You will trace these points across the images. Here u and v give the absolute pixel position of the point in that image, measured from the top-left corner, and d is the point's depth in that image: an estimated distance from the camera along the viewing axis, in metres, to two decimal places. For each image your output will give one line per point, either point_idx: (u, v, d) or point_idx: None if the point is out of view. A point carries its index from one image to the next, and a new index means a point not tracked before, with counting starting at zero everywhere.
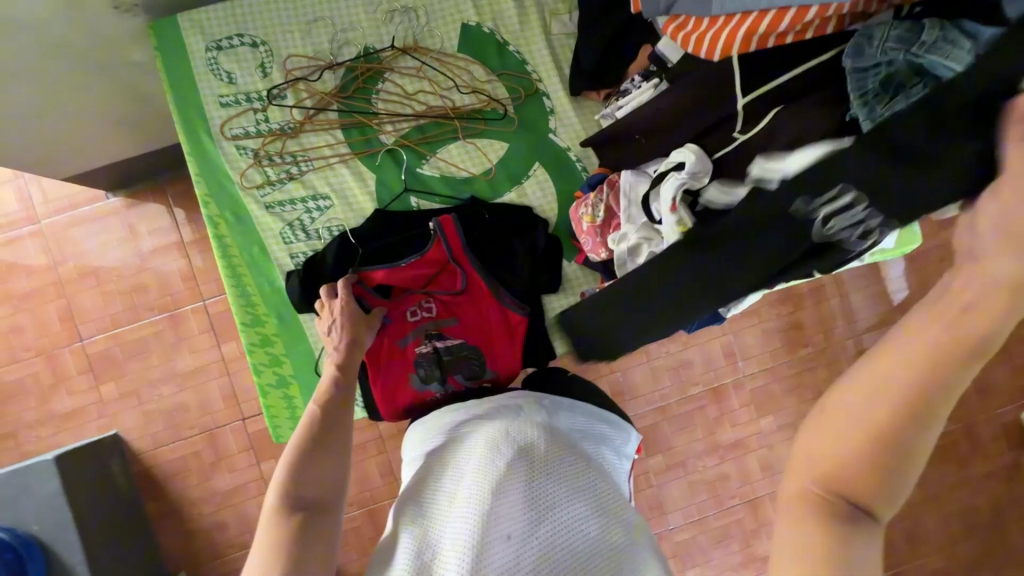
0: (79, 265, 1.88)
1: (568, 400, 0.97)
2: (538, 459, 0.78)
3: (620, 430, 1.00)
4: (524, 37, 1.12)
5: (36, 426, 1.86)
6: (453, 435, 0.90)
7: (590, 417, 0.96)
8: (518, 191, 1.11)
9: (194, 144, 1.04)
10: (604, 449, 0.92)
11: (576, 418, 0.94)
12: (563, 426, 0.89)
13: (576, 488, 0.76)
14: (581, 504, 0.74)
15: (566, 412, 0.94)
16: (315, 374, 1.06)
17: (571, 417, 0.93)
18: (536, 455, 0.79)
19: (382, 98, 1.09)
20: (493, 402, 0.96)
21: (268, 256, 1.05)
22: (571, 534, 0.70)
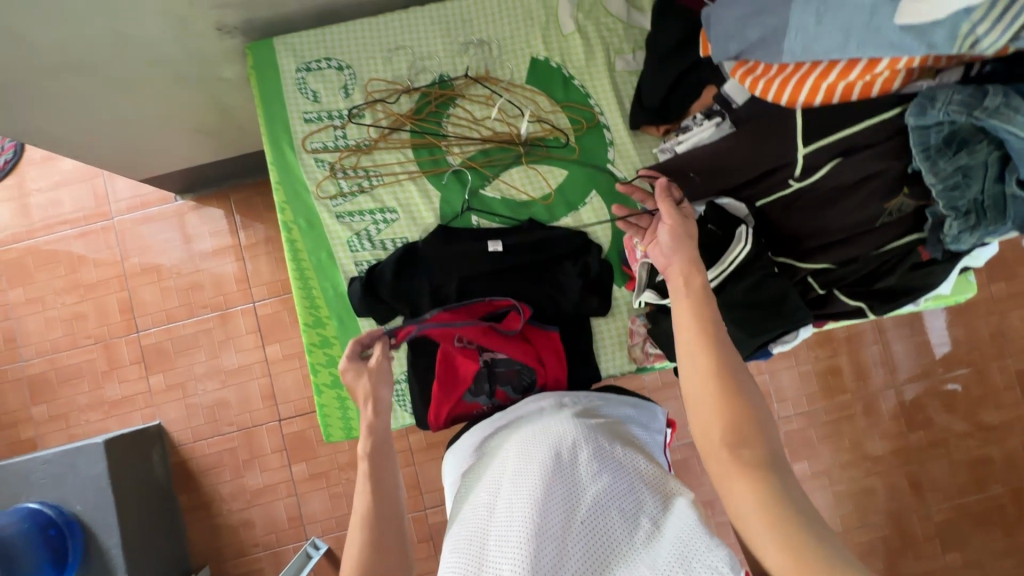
0: (142, 260, 2.00)
1: (591, 394, 1.00)
2: (564, 449, 0.81)
3: (643, 408, 1.01)
4: (590, 73, 1.17)
5: (86, 409, 1.96)
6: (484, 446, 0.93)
7: (616, 403, 0.99)
8: (575, 217, 1.15)
9: (278, 155, 1.12)
10: (633, 427, 0.94)
11: (602, 408, 0.96)
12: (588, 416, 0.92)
13: (608, 466, 0.78)
14: (614, 481, 0.76)
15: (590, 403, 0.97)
16: None
17: (597, 408, 0.96)
18: (563, 445, 0.82)
19: (452, 122, 1.16)
20: (517, 409, 1.00)
21: (335, 263, 1.12)
22: (610, 512, 0.72)
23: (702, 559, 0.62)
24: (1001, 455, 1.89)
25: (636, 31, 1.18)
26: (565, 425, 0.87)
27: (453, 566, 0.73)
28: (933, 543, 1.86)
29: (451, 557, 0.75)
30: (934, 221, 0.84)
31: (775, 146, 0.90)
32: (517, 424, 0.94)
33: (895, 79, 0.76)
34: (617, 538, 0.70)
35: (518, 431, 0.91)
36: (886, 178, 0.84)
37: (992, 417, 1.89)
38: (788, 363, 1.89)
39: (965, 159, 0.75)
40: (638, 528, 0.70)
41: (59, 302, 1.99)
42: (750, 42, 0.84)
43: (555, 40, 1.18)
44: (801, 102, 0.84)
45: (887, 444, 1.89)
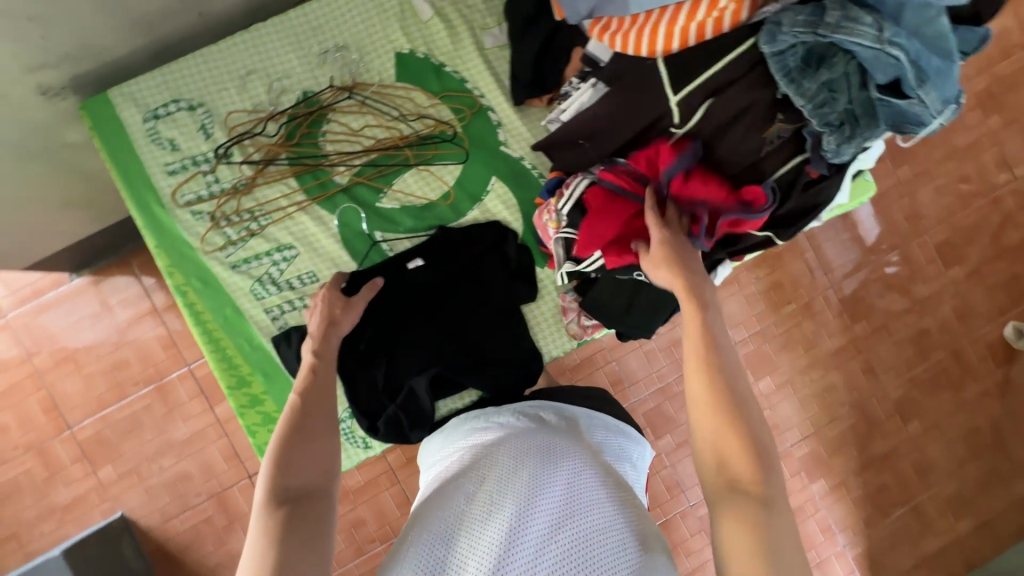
0: (54, 352, 1.84)
1: (586, 412, 1.01)
2: (557, 466, 0.80)
3: (633, 444, 1.02)
4: (460, 56, 1.12)
5: (38, 522, 1.82)
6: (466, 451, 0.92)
7: (609, 431, 0.99)
8: (481, 209, 1.11)
9: (149, 218, 1.03)
10: (623, 464, 0.95)
11: (596, 435, 0.96)
12: (585, 440, 0.92)
13: (596, 492, 0.78)
14: (601, 506, 0.75)
15: (583, 426, 0.97)
16: None
17: (593, 431, 0.97)
18: (557, 462, 0.81)
19: (329, 139, 1.08)
20: (510, 411, 1.00)
21: (244, 316, 1.04)
22: (591, 536, 0.71)
23: None
24: (936, 323, 2.02)
25: (496, 3, 1.13)
26: (561, 443, 0.87)
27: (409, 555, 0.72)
28: (895, 419, 2.00)
29: (412, 544, 0.73)
30: (812, 141, 0.85)
31: (651, 98, 0.89)
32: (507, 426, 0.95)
33: (740, 9, 0.78)
34: (594, 555, 0.68)
35: (511, 433, 0.91)
36: (757, 109, 0.85)
37: (921, 290, 2.02)
38: (731, 290, 1.95)
39: (826, 75, 0.76)
40: (617, 554, 0.69)
41: None
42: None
43: (416, 29, 1.11)
44: (660, 51, 0.83)
45: (835, 342, 1.99)
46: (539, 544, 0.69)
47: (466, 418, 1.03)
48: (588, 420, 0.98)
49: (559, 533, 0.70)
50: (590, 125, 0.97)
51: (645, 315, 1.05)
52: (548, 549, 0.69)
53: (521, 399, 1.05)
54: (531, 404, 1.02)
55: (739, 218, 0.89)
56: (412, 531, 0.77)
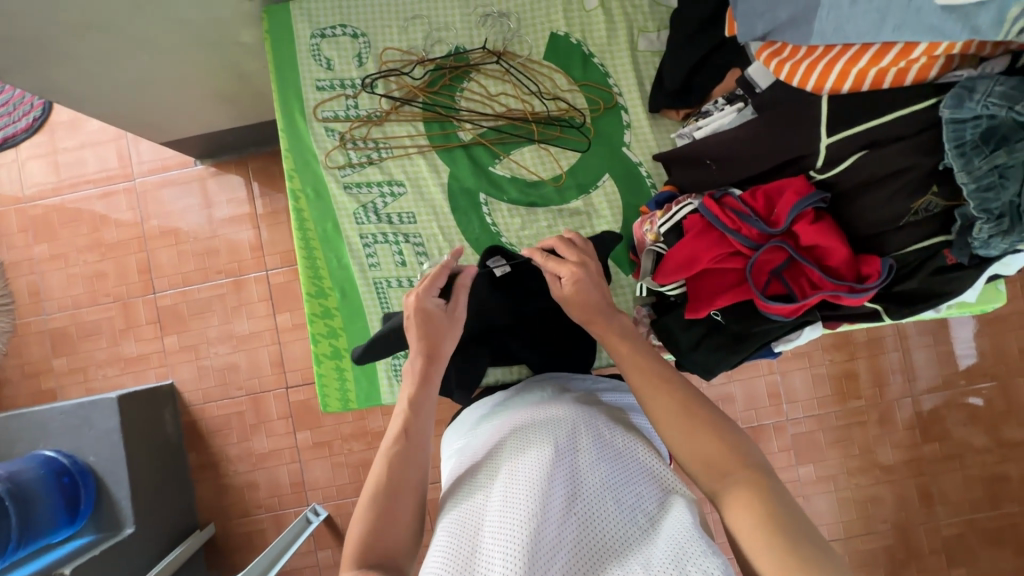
0: (161, 224, 2.03)
1: (592, 378, 1.03)
2: (564, 436, 0.81)
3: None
4: (611, 51, 1.13)
5: (103, 365, 2.02)
6: (482, 426, 0.94)
7: (619, 391, 0.99)
8: (585, 201, 1.12)
9: (290, 123, 1.12)
10: (635, 417, 0.94)
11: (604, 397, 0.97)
12: (589, 399, 0.93)
13: (607, 459, 0.79)
14: (612, 474, 0.77)
15: (591, 389, 0.97)
16: (367, 351, 1.10)
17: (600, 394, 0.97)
18: (563, 432, 0.82)
19: (465, 97, 1.13)
20: (521, 387, 1.02)
21: (340, 234, 1.11)
22: (606, 509, 0.73)
23: (697, 564, 0.62)
24: (1020, 473, 1.82)
25: (662, 9, 1.13)
26: (564, 409, 0.88)
27: (438, 545, 0.73)
28: (939, 558, 1.82)
29: (442, 535, 0.75)
30: (962, 223, 0.80)
31: (796, 134, 0.88)
32: (517, 402, 0.96)
33: (930, 67, 0.74)
34: (613, 531, 0.71)
35: (521, 409, 0.92)
36: (915, 174, 0.80)
37: (1013, 433, 1.82)
38: (801, 364, 1.85)
39: (1003, 159, 0.70)
40: (633, 525, 0.71)
41: (82, 259, 2.04)
42: (779, 23, 0.80)
43: (577, 14, 1.13)
44: (827, 89, 0.81)
45: (898, 454, 1.83)
46: (558, 520, 0.70)
47: (486, 398, 1.05)
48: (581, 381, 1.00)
49: (577, 507, 0.72)
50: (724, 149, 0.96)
51: (713, 357, 0.99)
52: (569, 527, 0.70)
53: (540, 374, 1.05)
54: (536, 377, 1.03)
55: (838, 294, 0.86)
56: (441, 519, 0.78)
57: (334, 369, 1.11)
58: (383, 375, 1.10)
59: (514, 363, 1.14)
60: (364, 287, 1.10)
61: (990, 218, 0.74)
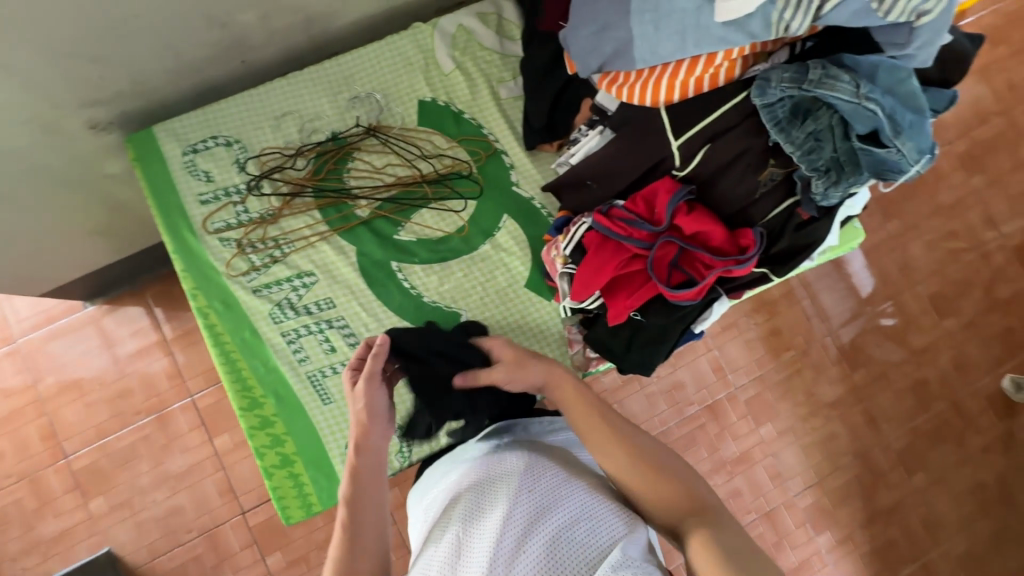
0: (59, 379, 1.85)
1: (546, 419, 1.04)
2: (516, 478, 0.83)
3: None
4: (478, 105, 1.22)
5: (21, 556, 1.76)
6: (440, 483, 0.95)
7: (573, 430, 1.01)
8: (492, 243, 1.17)
9: (180, 242, 1.09)
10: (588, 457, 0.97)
11: (558, 436, 0.99)
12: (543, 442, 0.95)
13: (559, 493, 0.81)
14: (563, 509, 0.79)
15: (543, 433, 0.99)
16: (322, 451, 1.05)
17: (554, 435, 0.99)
18: (516, 472, 0.84)
19: (353, 176, 1.16)
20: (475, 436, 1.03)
21: (260, 339, 1.07)
22: (558, 544, 0.74)
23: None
24: (935, 373, 2.05)
25: (513, 59, 1.24)
26: (517, 452, 0.90)
27: None
28: (900, 471, 1.98)
29: None
30: (802, 184, 0.93)
31: (651, 143, 1.00)
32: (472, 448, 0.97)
33: (734, 67, 0.90)
34: (564, 566, 0.72)
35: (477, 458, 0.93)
36: (751, 155, 0.95)
37: (918, 340, 2.05)
38: (732, 334, 1.99)
39: (812, 126, 0.86)
40: (584, 561, 0.73)
41: None
42: (607, 55, 0.93)
43: (439, 80, 1.22)
44: (662, 102, 0.95)
45: (835, 390, 2.00)
46: (510, 558, 0.73)
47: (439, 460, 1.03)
48: (538, 424, 1.00)
49: (529, 545, 0.74)
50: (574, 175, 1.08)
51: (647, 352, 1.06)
52: (523, 565, 0.72)
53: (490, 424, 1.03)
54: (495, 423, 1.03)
55: (728, 268, 0.96)
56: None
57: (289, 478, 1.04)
58: (342, 469, 1.05)
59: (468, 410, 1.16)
60: (299, 384, 1.06)
61: (818, 173, 0.88)
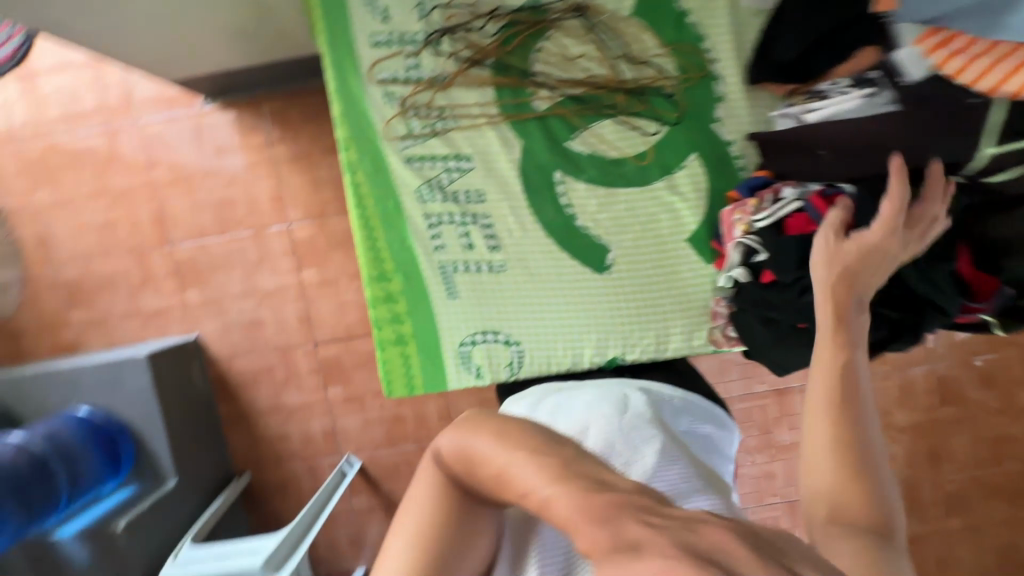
0: (172, 170, 1.89)
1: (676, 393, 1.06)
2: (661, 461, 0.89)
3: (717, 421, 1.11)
4: (706, 13, 1.10)
5: (124, 318, 1.96)
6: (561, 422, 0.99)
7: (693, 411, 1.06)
8: (669, 181, 1.09)
9: (344, 83, 1.07)
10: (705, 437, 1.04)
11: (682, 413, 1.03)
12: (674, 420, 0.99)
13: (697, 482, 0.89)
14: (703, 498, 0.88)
15: (674, 407, 1.02)
16: (433, 334, 1.09)
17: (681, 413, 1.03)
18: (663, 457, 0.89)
19: (542, 59, 1.08)
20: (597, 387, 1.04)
21: (400, 210, 1.07)
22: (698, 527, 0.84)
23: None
24: None
25: None
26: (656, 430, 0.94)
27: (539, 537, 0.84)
28: (940, 509, 1.94)
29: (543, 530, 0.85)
30: None
31: (944, 142, 0.93)
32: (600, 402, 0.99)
33: None
34: None
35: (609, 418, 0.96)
36: None
37: None
38: None
39: None
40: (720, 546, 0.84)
41: (88, 207, 1.92)
42: (962, 7, 0.90)
43: None
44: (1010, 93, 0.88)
45: (915, 418, 1.90)
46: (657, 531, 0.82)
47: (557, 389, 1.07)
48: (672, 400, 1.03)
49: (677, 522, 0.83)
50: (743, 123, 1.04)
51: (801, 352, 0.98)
52: None
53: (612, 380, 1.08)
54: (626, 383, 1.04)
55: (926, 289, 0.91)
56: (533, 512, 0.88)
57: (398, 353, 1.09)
58: (450, 360, 1.08)
59: None
60: (429, 268, 1.07)
61: None
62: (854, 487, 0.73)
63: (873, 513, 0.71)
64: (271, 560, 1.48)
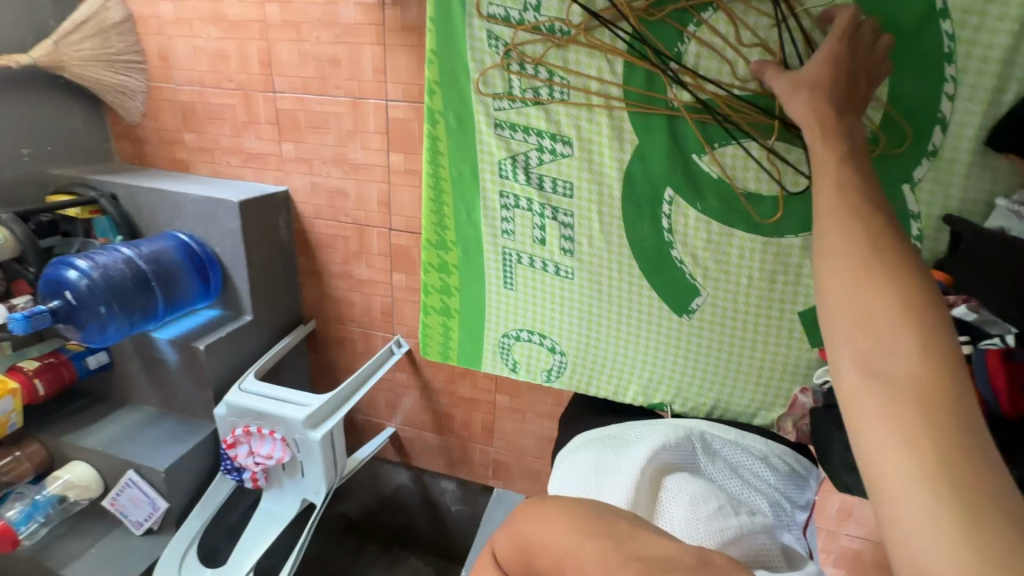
0: (284, 10, 1.77)
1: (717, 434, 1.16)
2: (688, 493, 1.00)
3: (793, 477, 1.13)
4: (981, 17, 0.94)
5: (228, 153, 2.05)
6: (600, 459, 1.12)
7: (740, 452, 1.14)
8: (801, 241, 1.08)
9: (449, 25, 1.15)
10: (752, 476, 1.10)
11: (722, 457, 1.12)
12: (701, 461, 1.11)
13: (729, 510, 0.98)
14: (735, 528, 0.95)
15: (707, 454, 1.12)
16: (478, 287, 1.36)
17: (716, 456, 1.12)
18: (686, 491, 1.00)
19: (698, 39, 1.02)
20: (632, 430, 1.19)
21: (478, 177, 1.26)
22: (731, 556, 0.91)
23: None
24: None
25: None
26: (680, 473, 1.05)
27: None
28: None
29: None
30: None
31: None
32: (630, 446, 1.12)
33: None
34: None
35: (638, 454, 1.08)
36: None
37: None
38: None
39: None
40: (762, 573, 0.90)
41: (205, 32, 1.89)
42: None
43: None
44: None
45: None
46: None
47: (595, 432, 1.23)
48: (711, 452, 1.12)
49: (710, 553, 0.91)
50: (857, 62, 0.92)
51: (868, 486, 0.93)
52: None
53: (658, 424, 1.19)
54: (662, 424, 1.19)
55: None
56: None
57: (441, 295, 1.41)
58: (488, 315, 1.38)
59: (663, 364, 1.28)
60: (490, 241, 1.30)
61: None
62: (897, 405, 0.59)
63: (936, 433, 0.56)
64: (311, 417, 1.71)
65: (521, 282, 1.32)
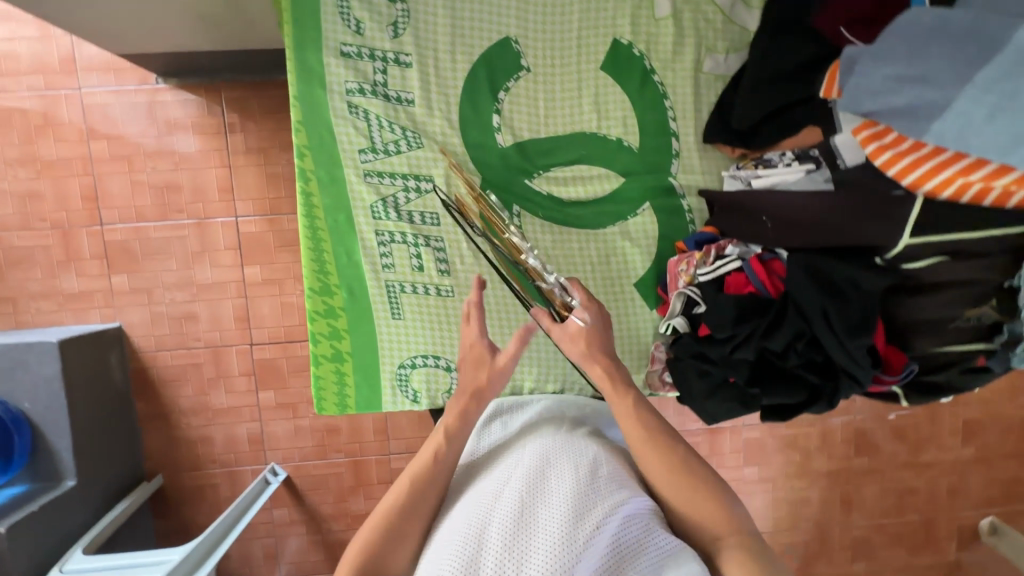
0: (112, 145, 1.77)
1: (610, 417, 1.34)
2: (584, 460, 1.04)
3: None
4: (670, 69, 1.32)
5: (38, 298, 1.80)
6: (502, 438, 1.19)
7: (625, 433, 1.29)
8: (621, 226, 1.38)
9: (308, 94, 1.28)
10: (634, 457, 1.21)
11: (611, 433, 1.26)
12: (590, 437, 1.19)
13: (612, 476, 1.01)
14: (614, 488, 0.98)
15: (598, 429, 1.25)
16: (368, 327, 1.38)
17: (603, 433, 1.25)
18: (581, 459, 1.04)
19: (511, 96, 1.33)
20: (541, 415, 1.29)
21: (354, 223, 1.34)
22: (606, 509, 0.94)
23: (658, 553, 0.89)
24: (927, 489, 2.03)
25: (737, 28, 1.31)
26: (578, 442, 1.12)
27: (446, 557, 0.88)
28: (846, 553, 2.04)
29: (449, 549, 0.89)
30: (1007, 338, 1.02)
31: (875, 226, 0.93)
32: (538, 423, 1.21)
33: None
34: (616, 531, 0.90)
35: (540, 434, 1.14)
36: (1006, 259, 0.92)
37: (930, 455, 2.01)
38: None
39: None
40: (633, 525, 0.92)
41: (11, 174, 1.76)
42: None
43: (643, 27, 1.31)
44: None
45: (831, 464, 1.99)
46: (572, 521, 0.90)
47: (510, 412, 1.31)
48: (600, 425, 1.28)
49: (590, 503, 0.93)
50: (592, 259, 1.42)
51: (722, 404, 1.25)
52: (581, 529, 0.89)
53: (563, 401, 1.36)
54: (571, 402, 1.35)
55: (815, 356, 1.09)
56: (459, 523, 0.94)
57: (331, 344, 1.38)
58: (382, 355, 1.39)
59: (546, 359, 1.43)
60: (374, 282, 1.36)
61: None
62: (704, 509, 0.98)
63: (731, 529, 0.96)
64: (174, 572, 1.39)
65: (411, 313, 1.38)
